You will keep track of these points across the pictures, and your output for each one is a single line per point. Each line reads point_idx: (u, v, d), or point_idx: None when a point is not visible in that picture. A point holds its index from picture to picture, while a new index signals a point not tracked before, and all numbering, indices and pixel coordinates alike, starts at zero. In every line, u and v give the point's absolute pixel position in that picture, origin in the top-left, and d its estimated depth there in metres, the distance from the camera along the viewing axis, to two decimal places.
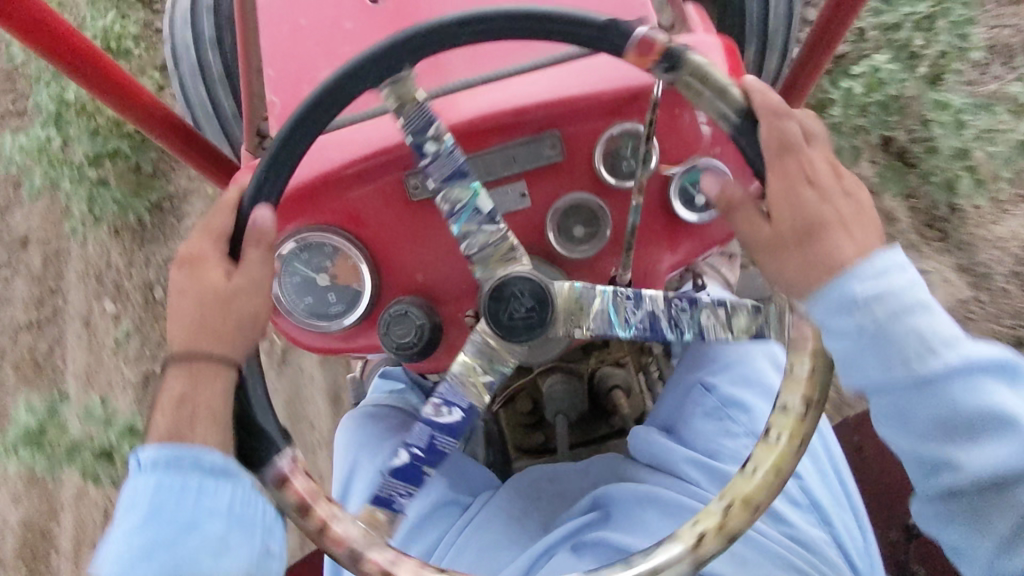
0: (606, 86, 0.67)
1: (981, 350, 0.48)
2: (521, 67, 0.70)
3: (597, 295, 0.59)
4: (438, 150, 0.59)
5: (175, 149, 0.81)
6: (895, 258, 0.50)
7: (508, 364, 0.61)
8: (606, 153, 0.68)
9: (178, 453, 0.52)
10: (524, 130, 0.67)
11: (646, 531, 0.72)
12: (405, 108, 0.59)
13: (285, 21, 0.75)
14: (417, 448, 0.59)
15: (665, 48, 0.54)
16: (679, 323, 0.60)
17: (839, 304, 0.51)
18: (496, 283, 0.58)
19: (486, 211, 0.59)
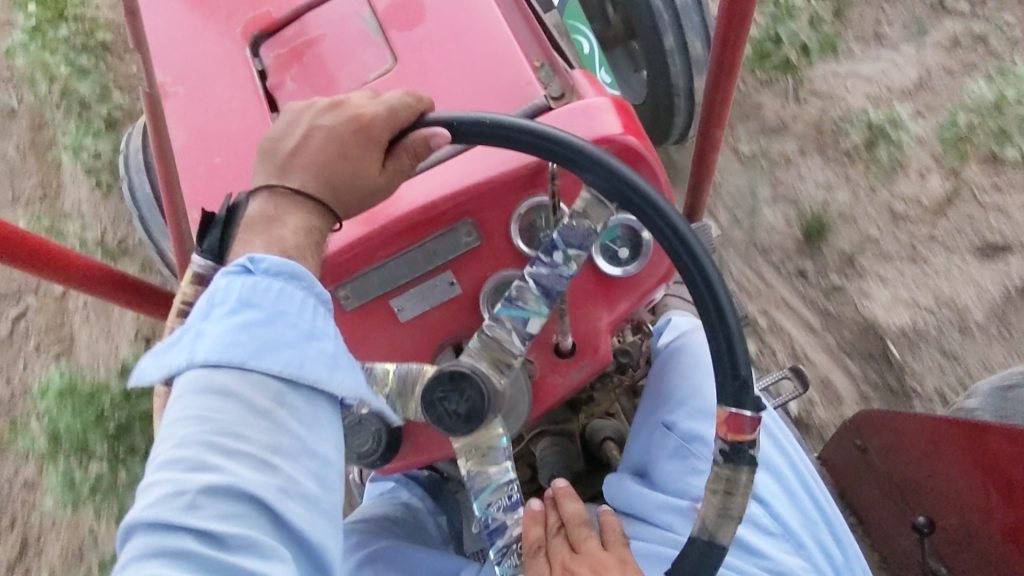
0: (510, 163, 0.67)
1: None
2: (427, 161, 0.71)
3: (498, 470, 0.62)
4: (557, 266, 0.63)
5: (116, 298, 0.86)
6: None
7: (402, 414, 0.64)
8: (522, 227, 0.69)
9: (301, 269, 0.55)
10: (437, 224, 0.68)
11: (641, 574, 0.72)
12: (575, 217, 0.61)
13: (201, 162, 0.80)
14: None
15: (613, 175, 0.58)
16: (506, 554, 0.62)
17: None
18: (461, 371, 0.59)
19: (530, 332, 0.63)
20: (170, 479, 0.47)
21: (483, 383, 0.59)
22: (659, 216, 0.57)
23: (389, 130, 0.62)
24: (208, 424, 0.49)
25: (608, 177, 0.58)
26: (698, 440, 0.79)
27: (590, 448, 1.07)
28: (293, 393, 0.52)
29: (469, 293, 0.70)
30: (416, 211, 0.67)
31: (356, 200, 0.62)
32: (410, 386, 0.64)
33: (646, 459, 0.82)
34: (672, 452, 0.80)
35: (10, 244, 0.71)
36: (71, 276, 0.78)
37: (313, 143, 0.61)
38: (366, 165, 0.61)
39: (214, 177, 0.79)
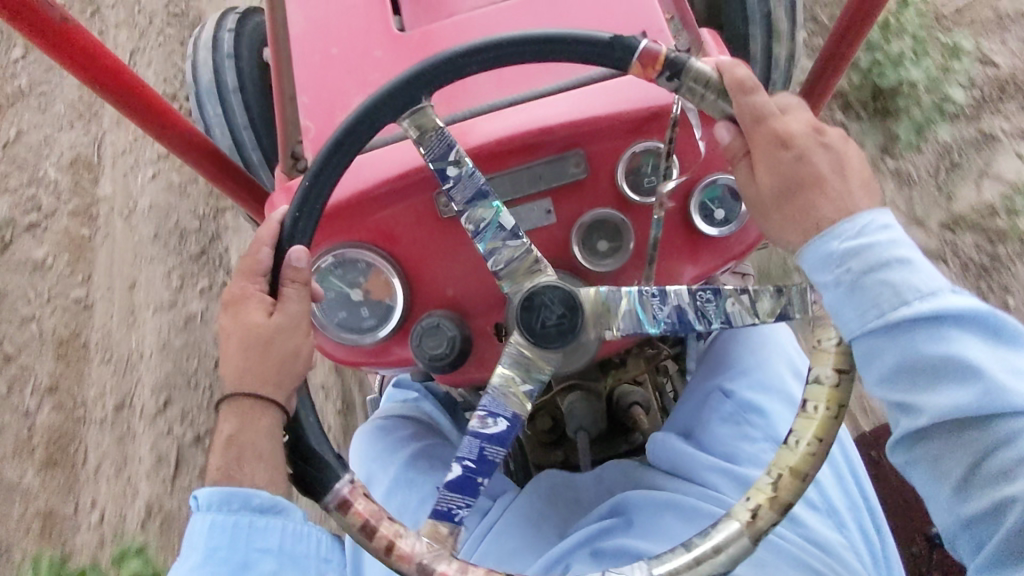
0: (629, 105, 0.69)
1: (960, 302, 0.49)
2: (546, 90, 0.72)
3: (626, 301, 0.61)
4: (461, 173, 0.62)
5: (210, 176, 0.86)
6: (880, 218, 0.53)
7: (545, 372, 0.61)
8: (628, 170, 0.70)
9: (229, 492, 0.59)
10: (549, 149, 0.69)
11: (666, 536, 0.73)
12: (426, 136, 0.62)
13: (317, 50, 0.81)
14: (468, 461, 0.59)
15: (669, 58, 0.59)
16: (705, 315, 0.61)
17: (821, 261, 0.54)
18: (525, 294, 0.61)
19: (508, 227, 0.62)
20: None
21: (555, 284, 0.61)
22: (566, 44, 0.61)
23: None
24: None
25: (498, 49, 0.61)
26: (755, 410, 0.80)
27: (616, 408, 1.09)
28: None
29: (562, 225, 0.72)
30: (530, 133, 0.69)
31: (269, 357, 0.64)
32: (525, 355, 0.61)
33: (695, 421, 0.83)
34: (725, 416, 0.81)
35: (126, 88, 0.75)
36: (174, 138, 0.81)
37: (226, 340, 0.65)
38: (251, 315, 0.64)
39: (329, 68, 0.80)
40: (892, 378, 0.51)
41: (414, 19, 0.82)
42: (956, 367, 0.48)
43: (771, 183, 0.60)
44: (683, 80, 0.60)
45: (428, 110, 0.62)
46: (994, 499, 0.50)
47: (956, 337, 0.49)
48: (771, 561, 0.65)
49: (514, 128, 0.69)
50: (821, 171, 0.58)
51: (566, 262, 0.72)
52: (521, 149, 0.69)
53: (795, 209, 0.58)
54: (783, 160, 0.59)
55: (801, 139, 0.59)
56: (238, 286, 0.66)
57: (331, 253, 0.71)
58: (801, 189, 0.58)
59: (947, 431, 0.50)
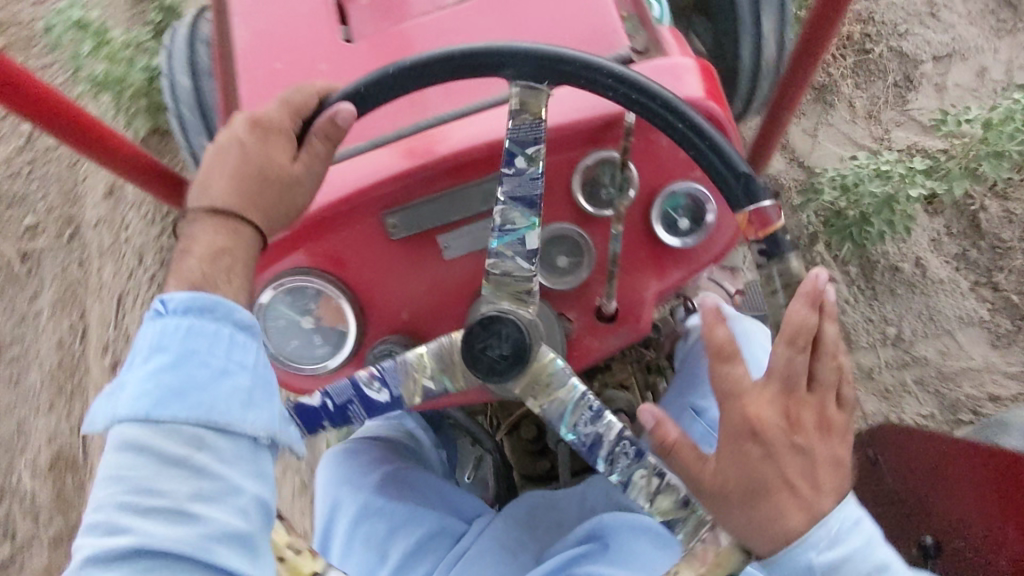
0: (581, 113, 0.64)
1: None
2: (497, 100, 0.68)
3: (567, 391, 0.61)
4: (529, 170, 0.58)
5: (158, 192, 0.84)
6: (847, 515, 0.53)
7: (456, 381, 0.64)
8: (584, 182, 0.66)
9: (212, 298, 0.54)
10: (501, 163, 0.66)
11: (642, 565, 0.68)
12: (521, 115, 0.57)
13: (262, 65, 0.78)
14: (332, 399, 0.66)
15: (772, 233, 0.55)
16: (614, 458, 0.61)
17: (795, 569, 0.52)
18: (489, 313, 0.58)
19: (531, 247, 0.59)
20: (86, 545, 0.48)
21: (514, 316, 0.58)
22: (696, 134, 0.56)
23: (289, 120, 0.62)
24: (121, 484, 0.49)
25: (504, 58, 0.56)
26: None
27: None
28: (211, 434, 0.51)
29: None
30: (480, 148, 0.66)
31: (277, 202, 0.61)
32: (449, 360, 0.64)
33: None
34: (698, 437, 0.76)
35: (56, 113, 0.71)
36: (117, 160, 0.77)
37: (224, 163, 0.61)
38: (273, 152, 0.61)
39: (275, 84, 0.77)
40: None
41: (363, 30, 0.78)
42: None
43: (733, 483, 0.54)
44: (770, 265, 0.55)
45: (543, 94, 0.57)
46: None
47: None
48: None
49: (463, 143, 0.66)
50: (786, 474, 0.53)
51: None
52: (471, 165, 0.66)
53: (758, 517, 0.53)
54: (749, 454, 0.54)
55: (771, 430, 0.53)
56: (273, 111, 0.62)
57: (277, 281, 0.68)
58: (765, 495, 0.53)
59: None
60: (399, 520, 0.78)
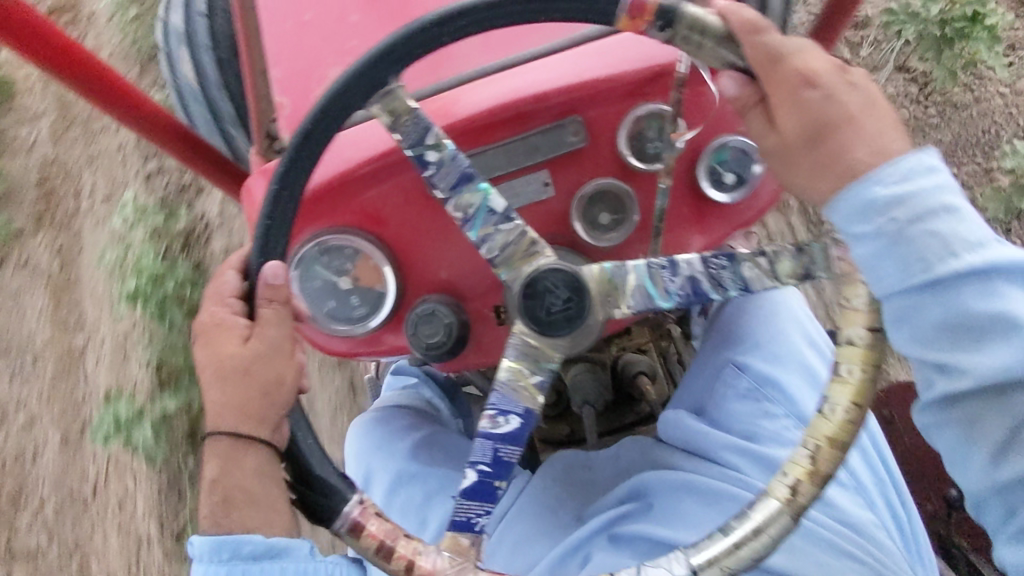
0: (628, 65, 0.63)
1: (1010, 253, 0.45)
2: (539, 52, 0.66)
3: (630, 276, 0.56)
4: (442, 157, 0.57)
5: (183, 157, 0.80)
6: (923, 160, 0.47)
7: (554, 361, 0.56)
8: (630, 136, 0.65)
9: (219, 540, 0.54)
10: (545, 117, 0.64)
11: (692, 524, 0.68)
12: (400, 122, 0.56)
13: (289, 18, 0.74)
14: (483, 465, 0.55)
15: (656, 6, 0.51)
16: (721, 286, 0.55)
17: (861, 210, 0.48)
18: (526, 280, 0.56)
19: (500, 209, 0.57)
20: None
21: (567, 270, 0.56)
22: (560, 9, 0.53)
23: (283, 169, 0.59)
24: None
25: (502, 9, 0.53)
26: (772, 384, 0.75)
27: (621, 379, 1.05)
28: None
29: (562, 198, 0.67)
30: (524, 100, 0.63)
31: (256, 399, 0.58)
32: (538, 347, 0.56)
33: (708, 397, 0.79)
34: (742, 393, 0.76)
35: (79, 66, 0.68)
36: (140, 120, 0.74)
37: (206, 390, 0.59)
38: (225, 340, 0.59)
39: (302, 36, 0.74)
40: (936, 339, 0.46)
41: None
42: (1005, 324, 0.45)
43: (793, 126, 0.53)
44: (676, 28, 0.51)
45: (398, 90, 0.56)
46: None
47: (1004, 292, 0.45)
48: (802, 545, 0.61)
49: (506, 97, 0.64)
50: (850, 108, 0.51)
51: (567, 237, 0.67)
52: (513, 119, 0.64)
53: (824, 151, 0.51)
54: (808, 100, 0.52)
55: (828, 78, 0.52)
56: (212, 312, 0.61)
57: (317, 239, 0.66)
58: (831, 130, 0.51)
59: (982, 410, 0.47)
60: (433, 485, 0.76)
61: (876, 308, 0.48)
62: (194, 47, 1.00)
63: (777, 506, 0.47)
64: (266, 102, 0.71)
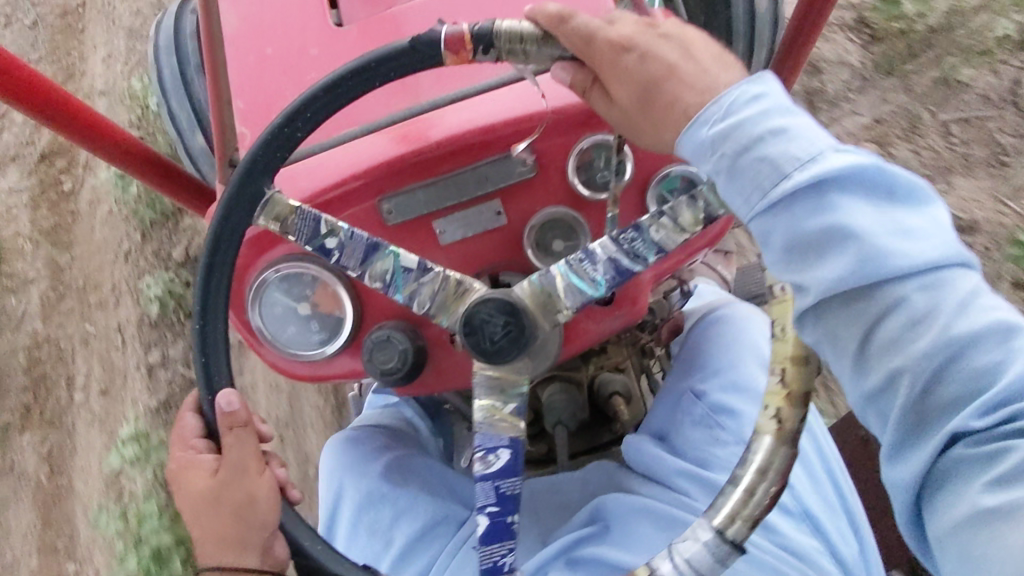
0: (572, 97, 0.65)
1: (842, 162, 0.46)
2: (488, 84, 0.68)
3: (565, 292, 0.58)
4: (340, 239, 0.61)
5: (154, 183, 0.83)
6: (749, 92, 0.51)
7: (522, 385, 0.59)
8: (579, 166, 0.67)
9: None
10: (494, 148, 0.66)
11: (642, 547, 0.69)
12: (290, 220, 0.61)
13: (252, 52, 0.77)
14: (489, 506, 0.58)
15: (474, 35, 0.56)
16: (637, 258, 0.58)
17: (701, 147, 0.52)
18: (464, 317, 0.57)
19: (413, 266, 0.60)
20: None
21: (505, 297, 0.57)
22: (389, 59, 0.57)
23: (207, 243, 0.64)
24: None
25: (371, 70, 0.57)
26: (727, 412, 0.76)
27: (597, 399, 1.04)
28: None
29: (514, 225, 0.68)
30: (472, 132, 0.65)
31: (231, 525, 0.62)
32: (497, 377, 0.59)
33: (668, 423, 0.80)
34: (697, 419, 0.77)
35: (48, 101, 0.71)
36: (111, 150, 0.77)
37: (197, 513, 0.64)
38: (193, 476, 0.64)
39: (265, 70, 0.76)
40: (783, 255, 0.48)
41: (351, 13, 0.77)
42: (842, 231, 0.46)
43: (626, 94, 0.56)
44: (498, 48, 0.56)
45: (276, 198, 0.61)
46: (886, 373, 0.46)
47: (837, 202, 0.46)
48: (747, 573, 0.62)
49: (455, 129, 0.65)
50: (678, 66, 0.55)
51: (520, 264, 0.69)
52: (463, 151, 0.66)
53: (659, 111, 0.55)
54: (627, 64, 0.56)
55: (639, 39, 0.56)
56: (184, 455, 0.66)
57: (276, 268, 0.68)
58: (657, 89, 0.55)
59: (840, 317, 0.47)
60: (403, 505, 0.79)
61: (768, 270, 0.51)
62: (177, 75, 1.03)
63: (771, 441, 0.50)
64: (229, 132, 0.73)
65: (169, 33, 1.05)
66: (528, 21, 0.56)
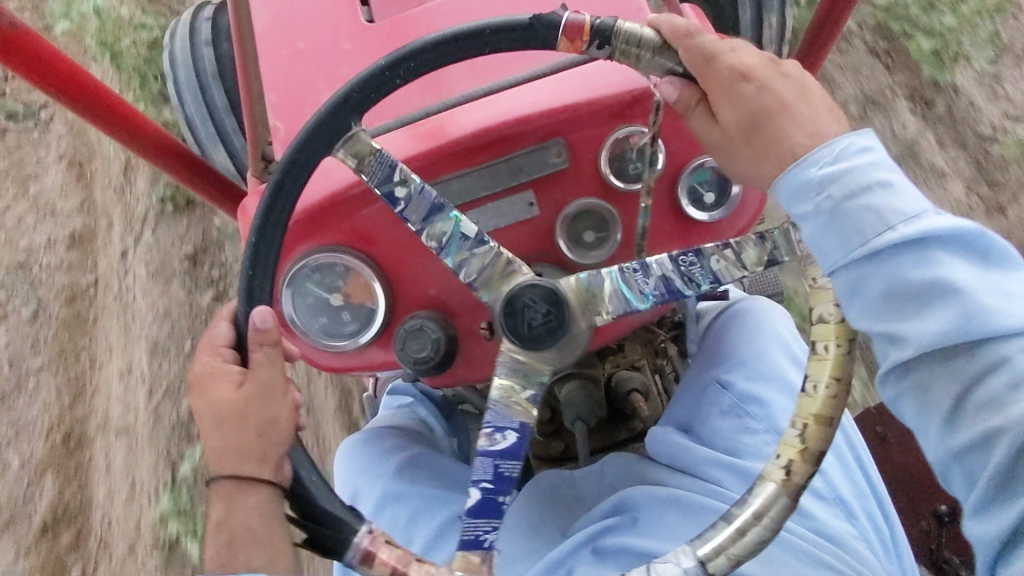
0: (609, 89, 0.66)
1: (946, 221, 0.47)
2: (523, 76, 0.69)
3: (611, 300, 0.59)
4: (409, 191, 0.62)
5: (182, 179, 0.83)
6: (856, 141, 0.51)
7: (544, 374, 0.59)
8: (612, 157, 0.67)
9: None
10: (529, 139, 0.67)
11: (671, 535, 0.70)
12: (366, 163, 0.61)
13: (284, 47, 0.78)
14: (485, 482, 0.57)
15: (594, 26, 0.57)
16: (693, 279, 0.58)
17: (800, 192, 0.52)
18: (506, 298, 0.58)
19: (472, 234, 0.61)
20: None
21: (548, 284, 0.58)
22: (510, 32, 0.58)
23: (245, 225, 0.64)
24: None
25: (484, 36, 0.59)
26: (754, 400, 0.77)
27: (615, 397, 1.05)
28: None
29: (547, 216, 0.69)
30: (509, 123, 0.66)
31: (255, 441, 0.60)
32: (528, 360, 0.59)
33: (694, 415, 0.80)
34: (725, 409, 0.78)
35: (84, 92, 0.71)
36: (142, 143, 0.77)
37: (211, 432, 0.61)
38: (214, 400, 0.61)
39: (298, 63, 0.77)
40: (879, 306, 0.49)
41: (383, 10, 0.78)
42: (944, 288, 0.47)
43: (734, 120, 0.58)
44: (614, 45, 0.58)
45: (360, 135, 0.61)
46: (982, 430, 0.47)
47: (941, 259, 0.47)
48: (783, 558, 0.63)
49: (492, 119, 0.66)
50: (785, 100, 0.56)
51: (552, 255, 0.69)
52: (499, 141, 0.66)
53: (765, 142, 0.56)
54: (744, 93, 0.57)
55: (760, 71, 0.57)
56: (207, 363, 0.63)
57: (310, 258, 0.69)
58: (765, 121, 0.56)
59: (934, 372, 0.48)
60: (418, 503, 0.79)
61: (840, 316, 0.52)
62: (196, 74, 1.04)
63: (775, 488, 0.50)
64: (262, 124, 0.74)
65: (190, 34, 1.06)
66: (651, 28, 0.58)
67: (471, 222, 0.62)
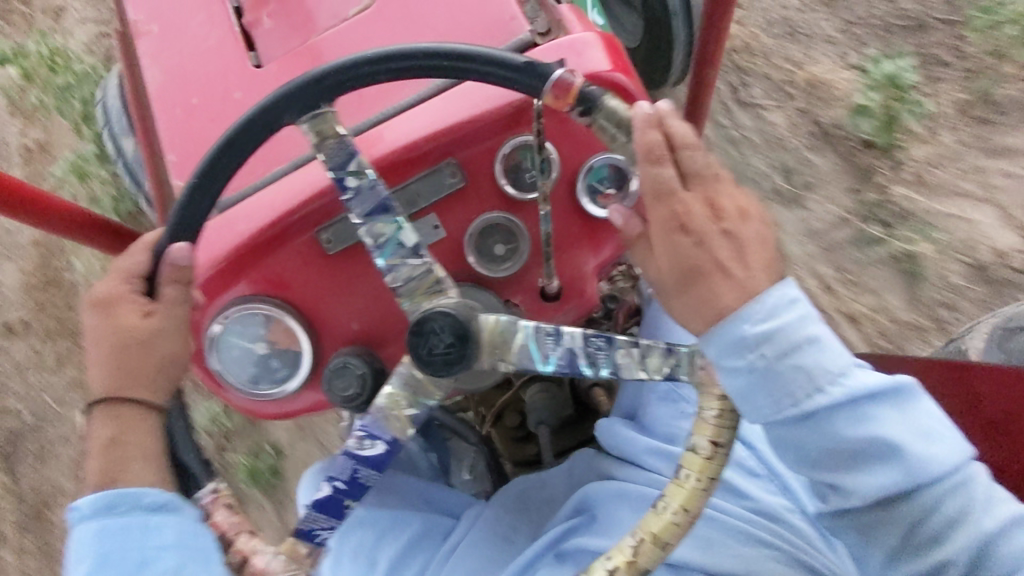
0: (491, 102, 0.66)
1: (871, 380, 0.52)
2: (410, 101, 0.69)
3: (518, 350, 0.59)
4: (360, 184, 0.60)
5: (103, 246, 0.83)
6: (783, 295, 0.51)
7: (432, 398, 0.61)
8: (506, 169, 0.68)
9: (115, 493, 0.58)
10: (421, 164, 0.67)
11: (622, 529, 0.70)
12: (324, 143, 0.60)
13: (178, 104, 0.78)
14: (338, 482, 0.62)
15: (581, 91, 0.57)
16: (596, 360, 0.58)
17: (732, 345, 0.51)
18: (417, 318, 0.58)
19: (408, 245, 0.60)
20: None
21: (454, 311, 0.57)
22: (491, 65, 0.58)
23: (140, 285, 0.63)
24: None
25: (470, 64, 0.58)
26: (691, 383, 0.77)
27: (578, 394, 1.05)
28: None
29: (454, 235, 0.69)
30: (399, 151, 0.66)
31: (154, 372, 0.61)
32: (417, 380, 0.61)
33: (636, 402, 0.80)
34: (662, 395, 0.79)
35: None
36: (55, 221, 0.77)
37: (98, 347, 0.61)
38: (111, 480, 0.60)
39: (193, 119, 0.77)
40: (820, 460, 0.53)
41: (270, 53, 0.78)
42: (877, 446, 0.51)
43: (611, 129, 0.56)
44: (595, 116, 0.56)
45: (330, 115, 0.59)
46: (924, 561, 0.55)
47: (872, 415, 0.51)
48: (720, 539, 0.67)
49: (381, 151, 0.67)
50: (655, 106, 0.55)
51: (466, 272, 0.69)
52: (393, 170, 0.67)
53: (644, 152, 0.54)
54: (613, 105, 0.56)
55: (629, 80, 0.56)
56: (109, 286, 0.62)
57: (224, 313, 0.69)
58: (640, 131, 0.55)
59: (873, 512, 0.55)
60: (388, 523, 0.80)
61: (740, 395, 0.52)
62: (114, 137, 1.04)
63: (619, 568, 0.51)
64: None
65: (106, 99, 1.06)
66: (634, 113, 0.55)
67: (413, 231, 0.61)
